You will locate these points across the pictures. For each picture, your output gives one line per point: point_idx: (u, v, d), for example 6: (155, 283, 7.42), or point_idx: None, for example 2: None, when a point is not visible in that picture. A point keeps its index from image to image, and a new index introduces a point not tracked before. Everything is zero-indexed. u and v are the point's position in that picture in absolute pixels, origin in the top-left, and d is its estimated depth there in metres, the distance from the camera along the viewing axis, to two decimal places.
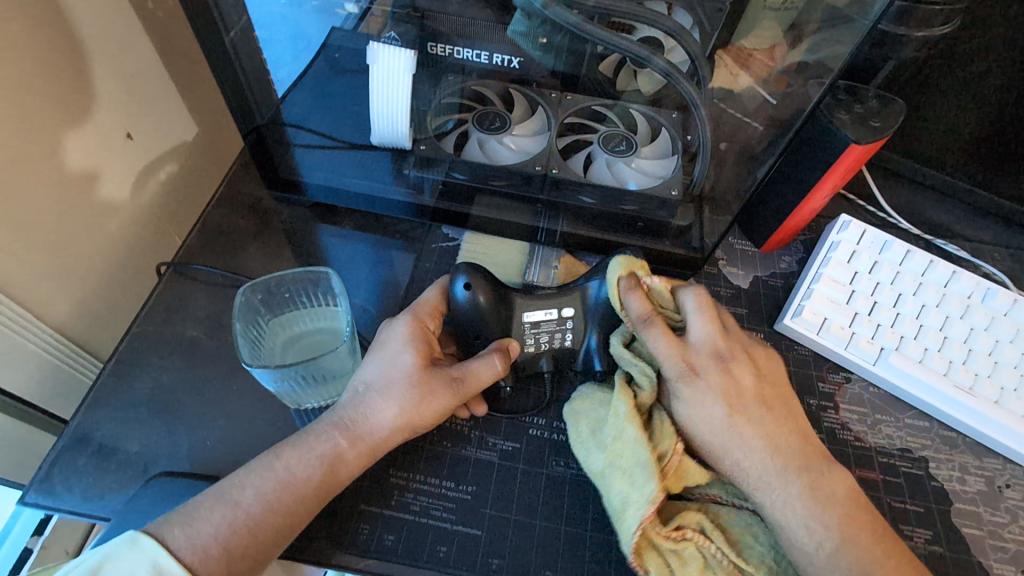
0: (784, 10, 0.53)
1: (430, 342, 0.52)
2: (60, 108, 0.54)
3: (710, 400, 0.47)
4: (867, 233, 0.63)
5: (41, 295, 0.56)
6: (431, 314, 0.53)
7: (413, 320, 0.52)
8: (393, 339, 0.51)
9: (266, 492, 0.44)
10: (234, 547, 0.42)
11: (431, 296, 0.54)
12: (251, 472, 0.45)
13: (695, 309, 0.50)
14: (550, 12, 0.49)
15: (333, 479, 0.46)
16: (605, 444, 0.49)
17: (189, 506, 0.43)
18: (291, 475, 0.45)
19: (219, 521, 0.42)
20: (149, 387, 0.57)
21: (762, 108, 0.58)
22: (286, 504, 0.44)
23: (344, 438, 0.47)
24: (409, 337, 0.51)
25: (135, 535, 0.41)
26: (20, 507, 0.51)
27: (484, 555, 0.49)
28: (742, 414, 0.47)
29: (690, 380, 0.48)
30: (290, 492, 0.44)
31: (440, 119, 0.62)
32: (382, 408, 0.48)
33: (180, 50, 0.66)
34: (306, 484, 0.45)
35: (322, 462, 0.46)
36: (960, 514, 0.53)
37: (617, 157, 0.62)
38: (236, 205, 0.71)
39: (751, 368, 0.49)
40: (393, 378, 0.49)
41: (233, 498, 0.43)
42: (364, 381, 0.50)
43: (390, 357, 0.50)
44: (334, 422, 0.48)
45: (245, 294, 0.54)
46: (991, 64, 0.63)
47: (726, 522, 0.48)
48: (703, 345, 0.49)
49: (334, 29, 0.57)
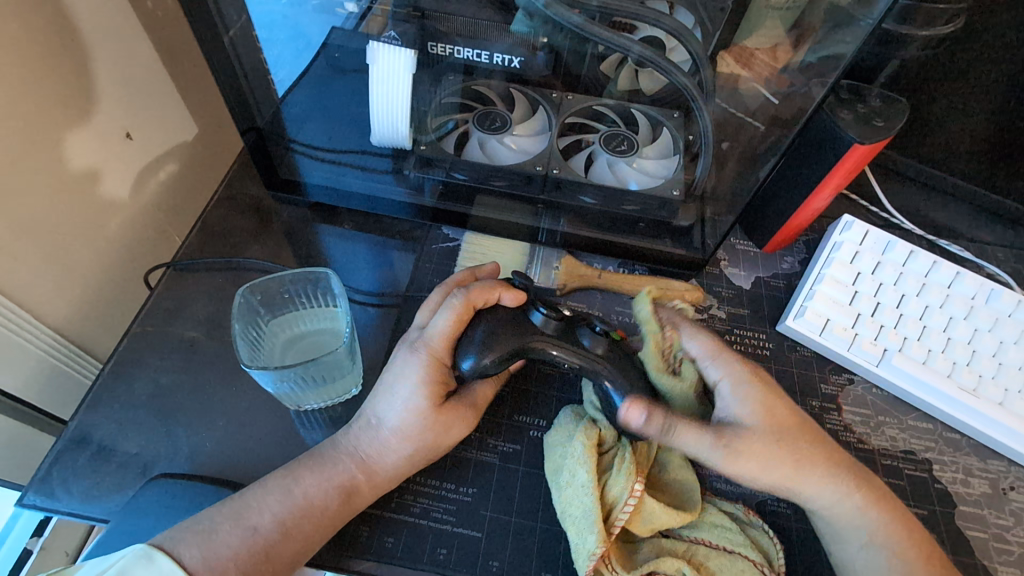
0: (787, 9, 0.52)
1: (444, 380, 0.49)
2: (59, 108, 0.54)
3: (761, 442, 0.45)
4: (870, 233, 0.63)
5: (40, 295, 0.55)
6: (447, 351, 0.50)
7: (428, 358, 0.49)
8: (407, 375, 0.49)
9: (283, 515, 0.44)
10: (252, 569, 0.42)
11: (446, 328, 0.50)
12: (268, 495, 0.45)
13: (711, 358, 0.50)
14: (553, 13, 0.49)
15: (350, 506, 0.47)
16: (563, 485, 0.49)
17: (206, 526, 0.43)
18: (308, 501, 0.45)
19: (237, 543, 0.42)
20: (148, 388, 0.57)
21: (765, 108, 0.57)
22: (303, 529, 0.44)
23: (358, 468, 0.47)
24: (422, 377, 0.48)
25: (149, 551, 0.41)
26: (19, 508, 0.51)
27: (484, 558, 0.49)
28: (793, 455, 0.46)
29: (748, 432, 0.45)
30: (308, 519, 0.45)
31: (440, 120, 0.62)
32: (393, 447, 0.48)
33: (179, 50, 0.66)
34: (324, 511, 0.45)
35: (339, 490, 0.46)
36: (963, 516, 0.53)
37: (618, 156, 0.61)
38: (236, 205, 0.71)
39: (774, 402, 0.48)
40: (406, 420, 0.48)
41: (251, 523, 0.43)
42: (377, 416, 0.49)
43: (402, 397, 0.48)
44: (348, 450, 0.48)
45: (243, 295, 0.54)
46: (993, 64, 0.62)
47: (713, 566, 0.47)
48: (757, 401, 0.47)
49: (335, 29, 0.57)
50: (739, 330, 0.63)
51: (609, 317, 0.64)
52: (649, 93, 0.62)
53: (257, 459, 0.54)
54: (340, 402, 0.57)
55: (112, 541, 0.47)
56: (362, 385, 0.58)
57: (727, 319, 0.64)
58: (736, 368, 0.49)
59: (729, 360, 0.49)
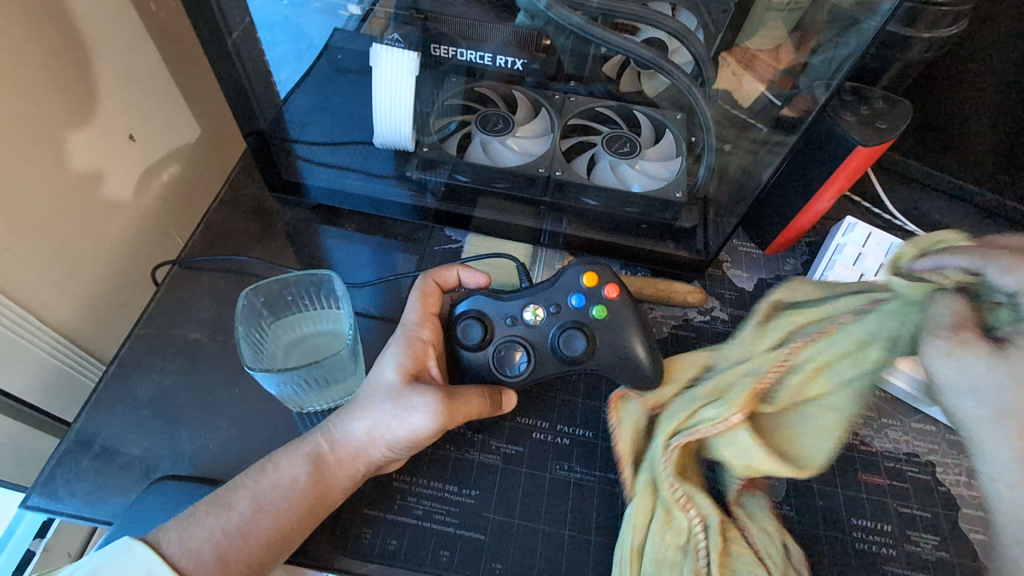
0: (789, 11, 0.53)
1: (421, 359, 0.51)
2: (64, 110, 0.54)
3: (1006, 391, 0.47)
4: (873, 235, 0.63)
5: (43, 298, 0.56)
6: (420, 326, 0.53)
7: (403, 333, 0.52)
8: (385, 353, 0.51)
9: (259, 497, 0.44)
10: (229, 553, 0.41)
11: (417, 304, 0.54)
12: (245, 477, 0.45)
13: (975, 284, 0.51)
14: (554, 13, 0.49)
15: (317, 484, 0.45)
16: (668, 419, 0.53)
17: (185, 514, 0.43)
18: (279, 476, 0.45)
19: (214, 525, 0.42)
20: (150, 390, 0.57)
21: (768, 109, 0.57)
22: (274, 505, 0.44)
23: (326, 442, 0.47)
24: (398, 353, 0.50)
25: (130, 542, 0.41)
26: (23, 511, 0.51)
27: (487, 560, 0.49)
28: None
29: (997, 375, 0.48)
30: (280, 495, 0.44)
31: (444, 121, 0.62)
32: (359, 416, 0.47)
33: (183, 51, 0.66)
34: (293, 488, 0.45)
35: (307, 459, 0.46)
36: (967, 519, 0.53)
37: (621, 158, 0.61)
38: (238, 207, 0.71)
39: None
40: (377, 391, 0.48)
41: (228, 505, 0.44)
42: (352, 393, 0.50)
43: (378, 371, 0.49)
44: (320, 427, 0.48)
45: (247, 297, 0.54)
46: (994, 66, 0.63)
47: (734, 547, 0.48)
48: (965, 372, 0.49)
49: (338, 30, 0.57)
50: None
51: None
52: (650, 95, 0.62)
53: (260, 461, 0.54)
54: (342, 404, 0.57)
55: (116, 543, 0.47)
56: None
57: (730, 321, 0.64)
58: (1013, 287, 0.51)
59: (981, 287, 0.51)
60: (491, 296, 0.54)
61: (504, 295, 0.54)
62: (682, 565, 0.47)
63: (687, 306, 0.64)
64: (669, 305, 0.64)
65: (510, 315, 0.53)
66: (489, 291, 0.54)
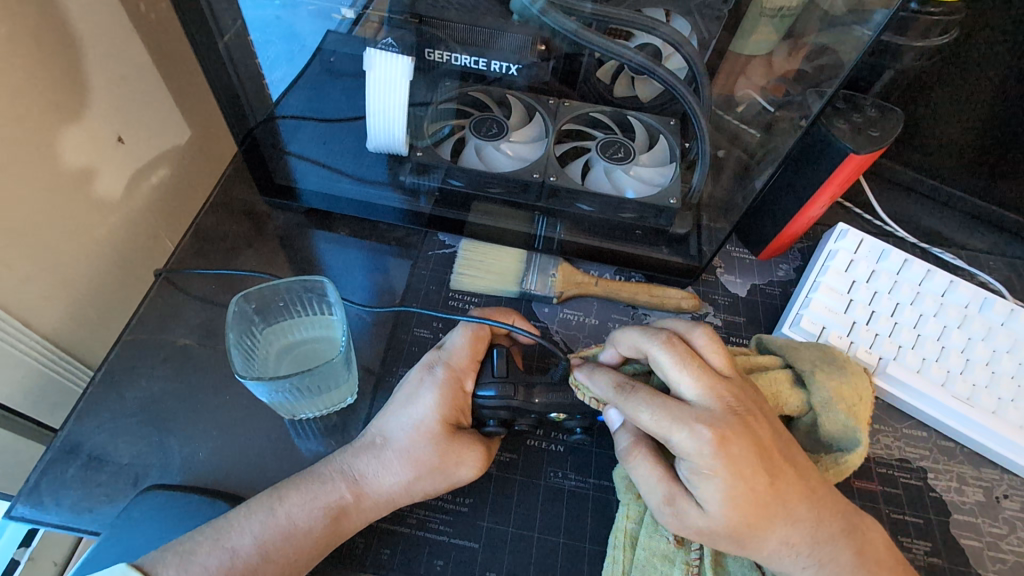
0: (781, 18, 0.52)
1: (461, 406, 0.49)
2: (50, 108, 0.53)
3: (710, 524, 0.40)
4: (865, 242, 0.63)
5: (30, 304, 0.55)
6: (468, 371, 0.50)
7: (449, 379, 0.49)
8: (424, 395, 0.49)
9: (264, 539, 0.44)
10: None
11: (465, 347, 0.51)
12: (250, 516, 0.45)
13: (647, 402, 0.41)
14: (549, 19, 0.49)
15: (335, 531, 0.46)
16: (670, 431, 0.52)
17: (186, 545, 0.43)
18: (292, 523, 0.45)
19: (214, 565, 0.42)
20: (140, 397, 0.57)
21: (760, 116, 0.58)
22: (285, 553, 0.44)
23: (349, 490, 0.47)
24: (440, 401, 0.48)
25: (127, 569, 0.41)
26: (7, 520, 0.50)
27: (481, 569, 0.49)
28: (743, 520, 0.40)
29: (697, 516, 0.41)
30: (290, 543, 0.44)
31: (437, 125, 0.61)
32: (391, 471, 0.47)
33: (174, 52, 0.65)
34: (307, 535, 0.45)
35: (325, 513, 0.45)
36: (958, 524, 0.53)
37: (615, 164, 0.62)
38: (230, 211, 0.70)
39: (739, 453, 0.39)
40: (415, 440, 0.47)
41: (229, 544, 0.43)
42: (382, 436, 0.49)
43: (413, 418, 0.48)
44: (341, 469, 0.48)
45: (238, 303, 0.53)
46: (983, 75, 0.64)
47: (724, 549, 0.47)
48: (699, 518, 0.41)
49: (331, 33, 0.56)
50: (735, 338, 0.64)
51: (604, 324, 0.64)
52: (645, 101, 0.63)
53: (252, 469, 0.53)
54: (335, 410, 0.57)
55: (105, 554, 0.46)
56: (358, 394, 0.58)
57: (723, 326, 0.64)
58: (712, 397, 0.41)
59: (666, 406, 0.41)
60: (516, 405, 0.48)
61: (534, 405, 0.47)
62: (675, 558, 0.47)
63: (682, 311, 0.64)
64: (663, 310, 0.65)
65: (536, 413, 0.48)
66: (514, 399, 0.48)
